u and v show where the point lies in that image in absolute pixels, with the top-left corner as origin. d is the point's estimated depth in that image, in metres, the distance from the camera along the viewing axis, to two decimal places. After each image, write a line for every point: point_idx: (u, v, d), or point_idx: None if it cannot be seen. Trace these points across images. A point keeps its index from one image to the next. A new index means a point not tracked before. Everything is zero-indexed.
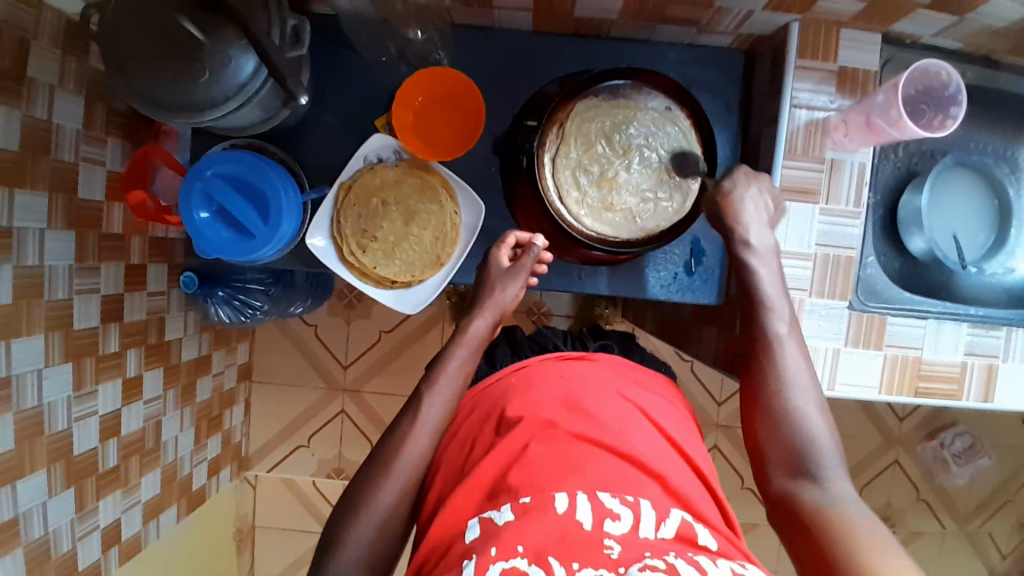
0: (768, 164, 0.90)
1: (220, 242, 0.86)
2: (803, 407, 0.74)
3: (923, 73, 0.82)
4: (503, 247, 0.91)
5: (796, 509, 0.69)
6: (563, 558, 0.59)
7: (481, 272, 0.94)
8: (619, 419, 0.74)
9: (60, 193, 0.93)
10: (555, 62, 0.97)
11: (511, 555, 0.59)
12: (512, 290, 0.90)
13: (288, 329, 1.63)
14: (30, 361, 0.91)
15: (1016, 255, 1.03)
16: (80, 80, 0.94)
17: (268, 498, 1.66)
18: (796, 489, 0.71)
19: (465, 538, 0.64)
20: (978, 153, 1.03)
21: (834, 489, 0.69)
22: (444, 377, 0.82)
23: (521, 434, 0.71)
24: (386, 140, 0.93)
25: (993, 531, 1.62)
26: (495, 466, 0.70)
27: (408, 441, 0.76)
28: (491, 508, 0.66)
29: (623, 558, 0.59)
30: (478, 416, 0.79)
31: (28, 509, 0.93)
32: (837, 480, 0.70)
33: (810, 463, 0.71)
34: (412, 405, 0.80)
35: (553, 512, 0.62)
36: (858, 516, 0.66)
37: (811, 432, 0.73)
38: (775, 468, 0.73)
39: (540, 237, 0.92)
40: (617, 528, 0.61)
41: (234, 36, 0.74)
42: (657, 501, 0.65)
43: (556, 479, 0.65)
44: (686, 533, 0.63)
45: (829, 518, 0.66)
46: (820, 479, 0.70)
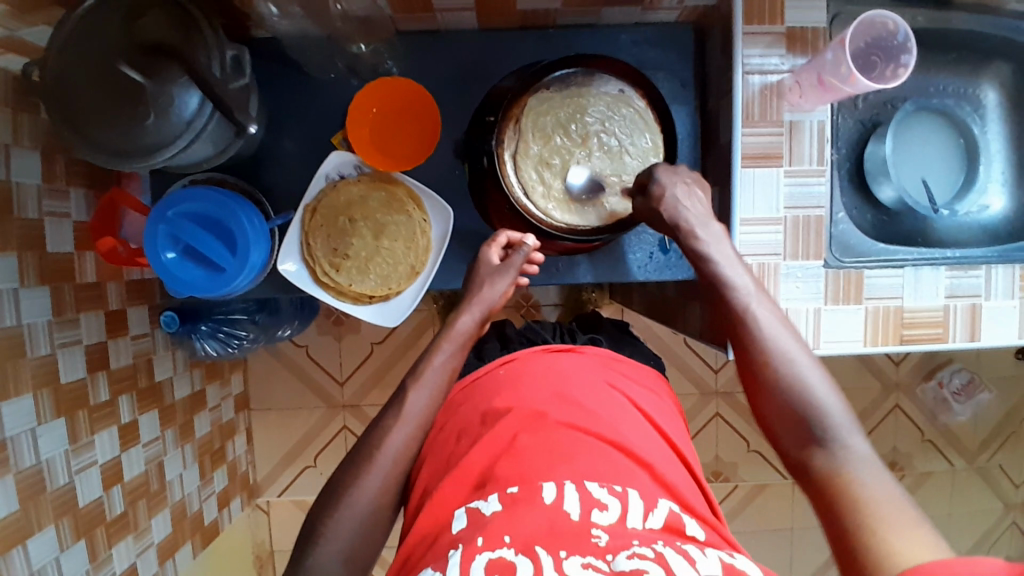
0: (729, 133, 0.90)
1: (191, 280, 0.85)
2: (797, 372, 0.75)
3: (869, 24, 0.82)
4: (492, 245, 0.91)
5: (811, 474, 0.70)
6: (550, 548, 0.58)
7: (470, 271, 0.94)
8: (607, 408, 0.74)
9: (30, 250, 0.92)
10: (506, 57, 0.97)
11: (498, 545, 0.58)
12: (500, 286, 0.90)
13: (279, 354, 1.62)
14: (22, 421, 0.90)
15: (988, 192, 1.04)
16: (34, 135, 0.93)
17: (282, 522, 1.66)
18: (807, 451, 0.71)
19: (452, 529, 0.64)
20: (939, 95, 1.04)
21: (845, 449, 0.69)
22: (430, 371, 0.83)
23: (510, 426, 0.71)
24: (345, 157, 0.91)
25: (1002, 462, 1.64)
26: (484, 457, 0.70)
27: (392, 433, 0.77)
28: (478, 498, 0.66)
29: (611, 546, 0.58)
30: (466, 409, 0.79)
31: (42, 566, 0.93)
32: (848, 438, 0.70)
33: (815, 427, 0.71)
34: (397, 398, 0.81)
35: (541, 502, 0.62)
36: (873, 476, 0.66)
37: (813, 395, 0.73)
38: (784, 432, 0.74)
39: (530, 236, 0.91)
40: (605, 518, 0.61)
41: (175, 74, 0.73)
42: (645, 491, 0.66)
43: (543, 469, 0.66)
44: (674, 524, 0.64)
45: (846, 486, 0.66)
46: (828, 435, 0.70)
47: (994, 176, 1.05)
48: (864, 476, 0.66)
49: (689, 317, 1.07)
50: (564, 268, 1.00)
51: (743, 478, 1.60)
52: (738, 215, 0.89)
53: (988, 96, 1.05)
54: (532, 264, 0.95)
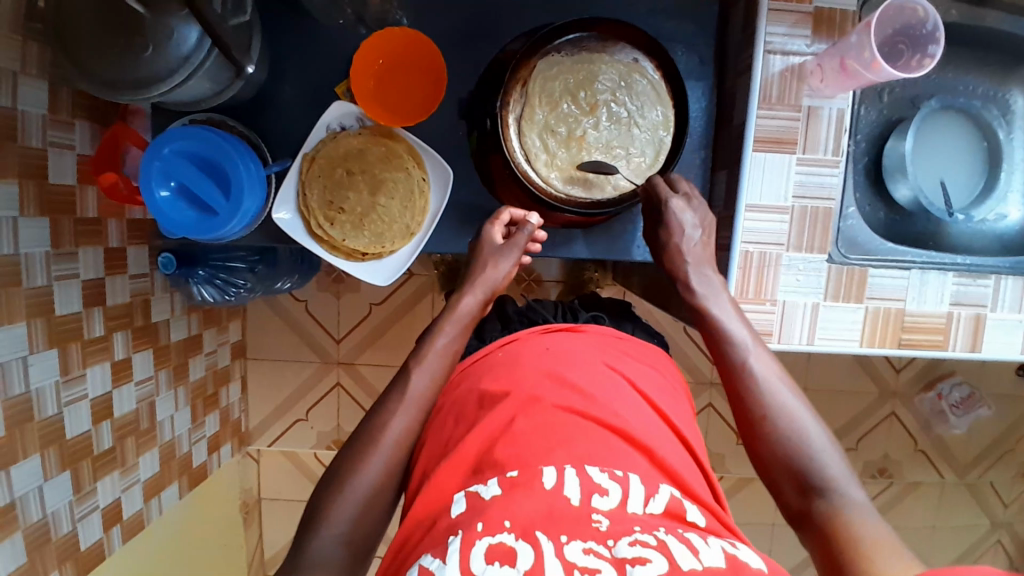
0: (743, 114, 0.87)
1: (183, 220, 0.84)
2: (791, 424, 0.72)
3: (898, 10, 0.79)
4: (496, 224, 0.90)
5: (815, 528, 0.67)
6: (551, 533, 0.57)
7: (473, 247, 0.92)
8: (607, 390, 0.73)
9: (31, 179, 0.92)
10: (522, 18, 0.94)
11: (498, 530, 0.57)
12: (505, 267, 0.88)
13: (277, 305, 1.63)
14: (13, 348, 0.91)
15: (1006, 201, 1.01)
16: (42, 64, 0.92)
17: (270, 471, 1.68)
18: (808, 506, 0.68)
19: (450, 513, 0.63)
20: (966, 95, 1.00)
21: (846, 498, 0.66)
22: (431, 354, 0.81)
23: (508, 408, 0.70)
24: (347, 108, 0.90)
25: (994, 480, 1.62)
26: (481, 439, 0.69)
27: (394, 419, 0.76)
28: (478, 483, 0.65)
29: (612, 531, 0.58)
30: (463, 390, 0.78)
31: (24, 493, 0.94)
32: (847, 488, 0.67)
33: (811, 471, 0.69)
34: (399, 379, 0.79)
35: (541, 487, 0.61)
36: (874, 523, 0.64)
37: (810, 447, 0.70)
38: (785, 487, 0.70)
39: (534, 215, 0.91)
40: (605, 503, 0.61)
41: (175, 7, 0.71)
42: (646, 476, 0.65)
43: (542, 453, 0.64)
44: (675, 510, 0.63)
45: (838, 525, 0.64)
46: (830, 488, 0.67)
47: (1015, 185, 1.01)
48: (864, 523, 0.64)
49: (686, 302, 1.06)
50: (563, 241, 0.98)
51: (729, 470, 1.59)
52: (744, 200, 0.86)
53: (1017, 101, 1.01)
54: (535, 243, 0.94)
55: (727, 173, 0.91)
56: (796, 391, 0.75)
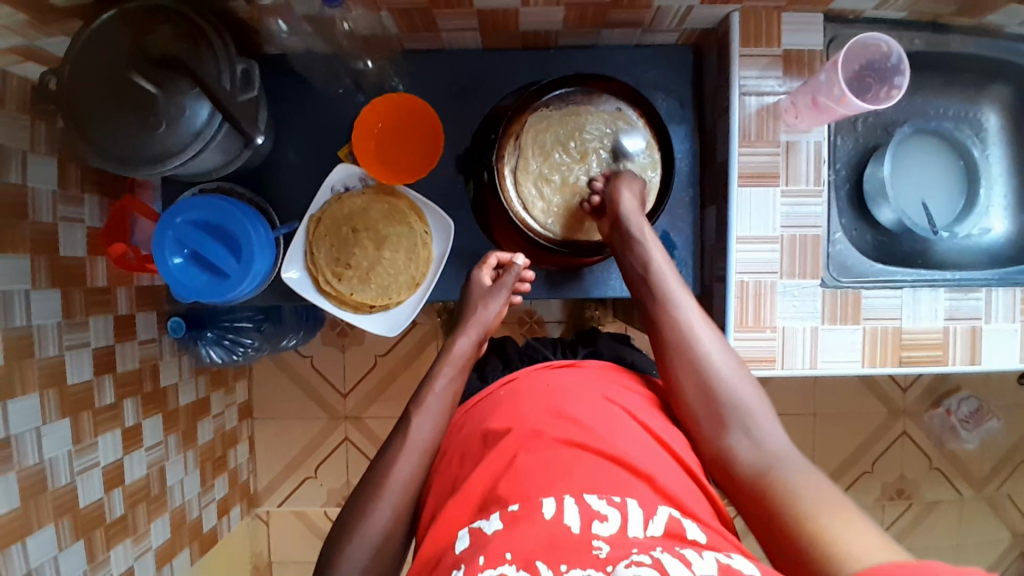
0: (725, 152, 0.91)
1: (197, 285, 0.87)
2: (723, 373, 0.78)
3: (863, 47, 0.84)
4: (484, 268, 0.94)
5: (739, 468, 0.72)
6: (551, 562, 0.57)
7: (466, 291, 0.96)
8: (604, 421, 0.72)
9: (43, 253, 0.95)
10: (508, 76, 0.99)
11: (499, 562, 0.57)
12: (494, 306, 0.92)
13: (283, 363, 1.64)
14: (27, 420, 0.92)
15: (988, 215, 1.05)
16: (51, 142, 0.96)
17: (282, 533, 1.66)
18: (732, 449, 0.73)
19: (454, 550, 0.64)
20: (938, 118, 1.05)
21: (767, 444, 0.73)
22: (431, 397, 0.83)
23: (509, 446, 0.70)
24: (351, 169, 0.94)
25: (1011, 493, 1.61)
26: (484, 478, 0.68)
27: (397, 463, 0.76)
28: (482, 518, 0.65)
29: (611, 556, 0.57)
30: (466, 433, 0.78)
31: (40, 564, 0.94)
32: (768, 433, 0.74)
33: (738, 417, 0.75)
34: (402, 424, 0.81)
35: (541, 519, 0.60)
36: (795, 462, 0.70)
37: (737, 392, 0.76)
38: (707, 428, 0.75)
39: (520, 257, 0.95)
40: (605, 529, 0.60)
41: (186, 86, 0.76)
42: (645, 499, 0.63)
43: (542, 484, 0.64)
44: (674, 530, 0.62)
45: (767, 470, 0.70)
46: (752, 430, 0.74)
47: (995, 199, 1.05)
48: (791, 465, 0.70)
49: None
50: (563, 282, 1.01)
51: None
52: (735, 233, 0.89)
53: (990, 119, 1.05)
54: (525, 283, 0.97)
55: (716, 208, 0.95)
56: (725, 345, 0.81)
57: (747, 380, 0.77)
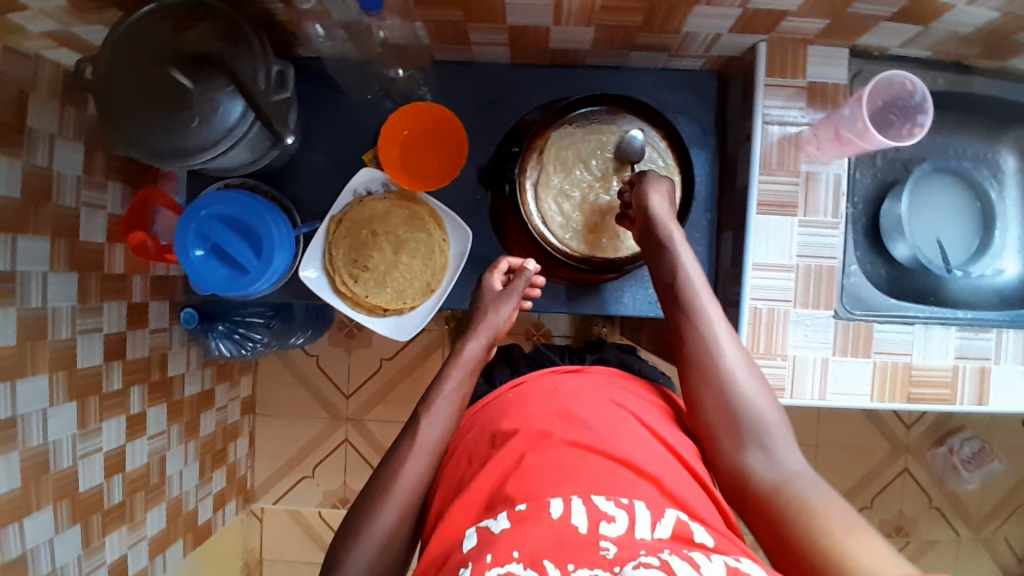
0: (745, 179, 0.92)
1: (216, 279, 0.88)
2: (746, 390, 0.77)
3: (887, 85, 0.85)
4: (495, 272, 0.94)
5: (753, 486, 0.72)
6: (558, 562, 0.57)
7: (475, 296, 0.97)
8: (610, 424, 0.73)
9: (63, 237, 0.96)
10: (534, 92, 1.01)
11: (506, 561, 0.58)
12: (505, 311, 0.92)
13: (289, 360, 1.65)
14: (35, 400, 0.93)
15: (1003, 257, 1.05)
16: (80, 129, 0.98)
17: (275, 530, 1.66)
18: (748, 467, 0.73)
19: (462, 549, 0.64)
20: (957, 158, 1.05)
21: (784, 463, 0.72)
22: (439, 401, 0.83)
23: (517, 446, 0.71)
24: (374, 174, 0.96)
25: (1010, 537, 1.59)
26: (492, 477, 0.69)
27: (405, 465, 0.77)
28: (488, 518, 0.65)
29: (619, 557, 0.58)
30: (473, 433, 0.79)
31: (35, 545, 0.95)
32: (785, 453, 0.73)
33: (759, 436, 0.74)
34: (411, 427, 0.81)
35: (548, 518, 0.61)
36: (811, 486, 0.70)
37: (758, 411, 0.76)
38: (726, 445, 0.75)
39: (532, 261, 0.95)
40: (613, 530, 0.60)
41: (222, 83, 0.77)
42: (652, 501, 0.64)
43: (550, 484, 0.64)
44: (682, 533, 0.62)
45: (786, 489, 0.69)
46: (770, 450, 0.73)
47: (1010, 241, 1.05)
48: (807, 487, 0.70)
49: None
50: (575, 298, 1.02)
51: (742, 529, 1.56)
52: (751, 259, 0.90)
53: (1007, 162, 1.06)
54: (535, 288, 0.98)
55: (733, 233, 0.96)
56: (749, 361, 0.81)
57: (768, 399, 0.76)
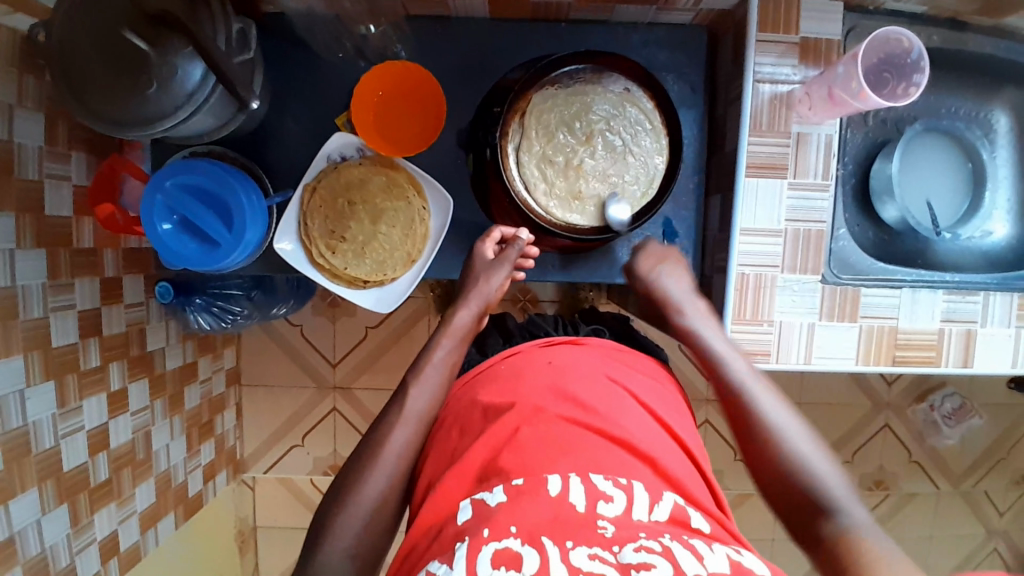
0: (735, 141, 0.89)
1: (186, 252, 0.85)
2: (792, 439, 0.74)
3: (883, 41, 0.82)
4: (486, 241, 0.92)
5: (826, 551, 0.65)
6: (556, 539, 0.57)
7: (467, 266, 0.94)
8: (609, 402, 0.72)
9: (28, 212, 0.92)
10: (516, 50, 0.96)
11: (504, 536, 0.57)
12: (496, 280, 0.90)
13: (273, 331, 1.62)
14: (10, 382, 0.90)
15: (992, 219, 1.04)
16: (39, 98, 0.92)
17: (266, 499, 1.66)
18: (817, 530, 0.67)
19: (457, 521, 0.63)
20: (949, 118, 1.03)
21: (850, 519, 0.66)
22: (429, 368, 0.82)
23: (512, 419, 0.69)
24: (348, 138, 0.91)
25: (988, 489, 1.64)
26: (485, 449, 0.68)
27: (394, 432, 0.76)
28: (483, 490, 0.64)
29: (617, 538, 0.58)
30: (466, 401, 0.77)
31: (22, 527, 0.93)
32: (851, 508, 0.67)
33: (817, 495, 0.69)
34: (399, 396, 0.80)
35: (546, 494, 0.61)
36: (880, 543, 0.63)
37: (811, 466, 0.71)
38: (793, 509, 0.70)
39: (525, 231, 0.92)
40: (611, 510, 0.61)
41: (180, 45, 0.72)
42: (650, 483, 0.64)
43: (547, 461, 0.64)
44: (679, 517, 0.62)
45: (853, 548, 0.63)
46: (834, 509, 0.67)
47: (1000, 202, 1.04)
48: (876, 545, 0.63)
49: None
50: (558, 266, 1.00)
51: (729, 486, 1.59)
52: (739, 224, 0.88)
53: (999, 122, 1.04)
54: (527, 259, 0.95)
55: (721, 197, 0.93)
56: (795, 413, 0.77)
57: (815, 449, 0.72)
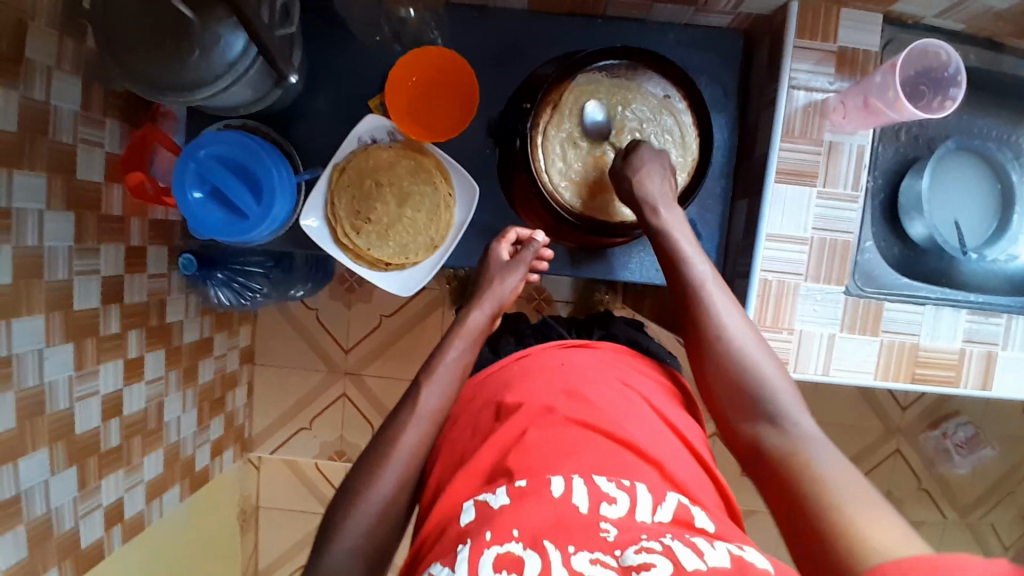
0: (765, 147, 0.89)
1: (215, 223, 0.86)
2: (747, 353, 0.77)
3: (922, 53, 0.81)
4: (502, 242, 0.93)
5: (766, 456, 0.71)
6: (558, 542, 0.57)
7: (480, 265, 0.95)
8: (618, 406, 0.72)
9: (60, 175, 0.93)
10: (552, 45, 0.97)
11: (506, 539, 0.57)
12: (511, 282, 0.91)
13: (289, 312, 1.63)
14: (30, 341, 0.91)
15: (1018, 242, 1.02)
16: (78, 62, 0.94)
17: (269, 480, 1.67)
18: (760, 437, 0.73)
19: (459, 522, 0.62)
20: (982, 138, 1.02)
21: (794, 428, 0.71)
22: (440, 369, 0.82)
23: (519, 421, 0.70)
24: (380, 121, 0.92)
25: (995, 522, 1.61)
26: (493, 451, 0.68)
27: (404, 433, 0.76)
28: (487, 491, 0.64)
29: (619, 541, 0.57)
30: (476, 406, 0.78)
31: (30, 486, 0.94)
32: (796, 418, 0.72)
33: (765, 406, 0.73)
34: (410, 396, 0.80)
35: (549, 496, 0.60)
36: (820, 449, 0.68)
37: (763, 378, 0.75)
38: (738, 415, 0.75)
39: (540, 232, 0.94)
40: (613, 511, 0.60)
41: (224, 15, 0.73)
42: (654, 484, 0.64)
43: (552, 463, 0.64)
44: (683, 516, 0.62)
45: (790, 456, 0.68)
46: (779, 419, 0.72)
47: None
48: (817, 452, 0.68)
49: None
50: (581, 261, 1.00)
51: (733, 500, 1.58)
52: (766, 228, 0.88)
53: None
54: (543, 259, 0.97)
55: (747, 202, 0.93)
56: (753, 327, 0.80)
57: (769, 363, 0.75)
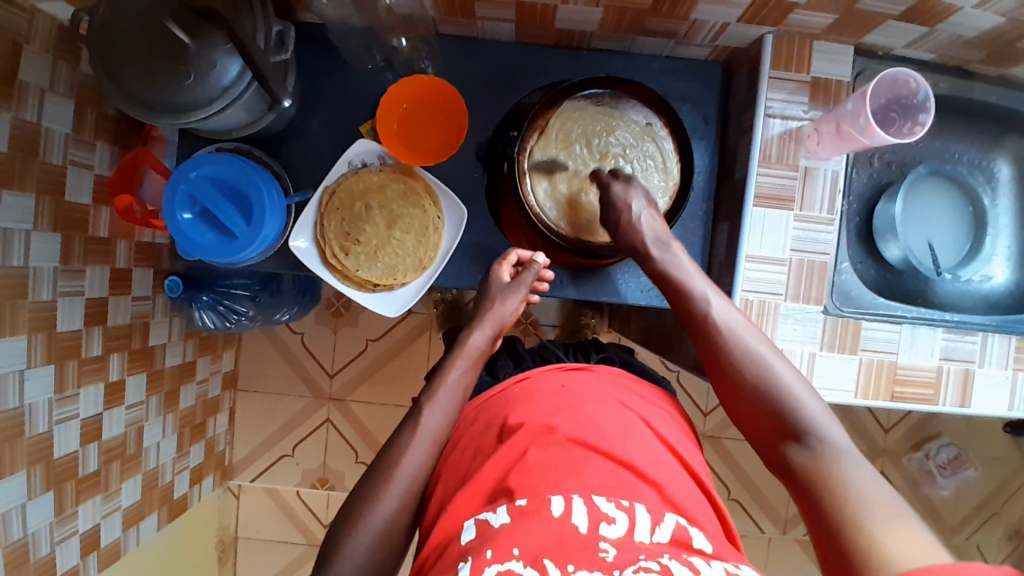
0: (744, 172, 0.92)
1: (204, 242, 0.86)
2: (771, 376, 0.77)
3: (891, 82, 0.85)
4: (503, 264, 0.94)
5: (799, 477, 0.72)
6: (557, 561, 0.57)
7: (481, 287, 0.96)
8: (618, 427, 0.72)
9: (48, 196, 0.93)
10: (538, 73, 1.00)
11: (507, 557, 0.57)
12: (511, 303, 0.92)
13: (274, 336, 1.63)
14: (11, 362, 0.90)
15: (992, 263, 1.06)
16: (71, 86, 0.95)
17: (250, 508, 1.64)
18: (794, 459, 0.73)
19: (460, 541, 0.63)
20: (952, 163, 1.06)
21: (822, 447, 0.71)
22: (443, 387, 0.82)
23: (522, 440, 0.70)
24: (369, 146, 0.94)
25: (981, 544, 1.62)
26: (495, 470, 0.68)
27: (407, 452, 0.76)
28: (488, 510, 0.64)
29: (618, 560, 0.57)
30: (479, 425, 0.78)
31: (7, 510, 0.91)
32: (826, 438, 0.72)
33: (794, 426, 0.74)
34: (412, 414, 0.80)
35: (549, 515, 0.61)
36: (852, 469, 0.68)
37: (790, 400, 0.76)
38: (773, 436, 0.76)
39: (541, 255, 0.95)
40: (613, 531, 0.60)
41: (220, 40, 0.75)
42: (652, 505, 0.65)
43: (552, 482, 0.64)
44: (681, 537, 0.63)
45: (822, 475, 0.69)
46: (809, 440, 0.73)
47: (1000, 249, 1.06)
48: (849, 472, 0.68)
49: (683, 350, 1.08)
50: (568, 283, 1.01)
51: None
52: (744, 250, 0.90)
53: (1001, 169, 1.06)
54: (543, 281, 0.98)
55: (728, 225, 0.96)
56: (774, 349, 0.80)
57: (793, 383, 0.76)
